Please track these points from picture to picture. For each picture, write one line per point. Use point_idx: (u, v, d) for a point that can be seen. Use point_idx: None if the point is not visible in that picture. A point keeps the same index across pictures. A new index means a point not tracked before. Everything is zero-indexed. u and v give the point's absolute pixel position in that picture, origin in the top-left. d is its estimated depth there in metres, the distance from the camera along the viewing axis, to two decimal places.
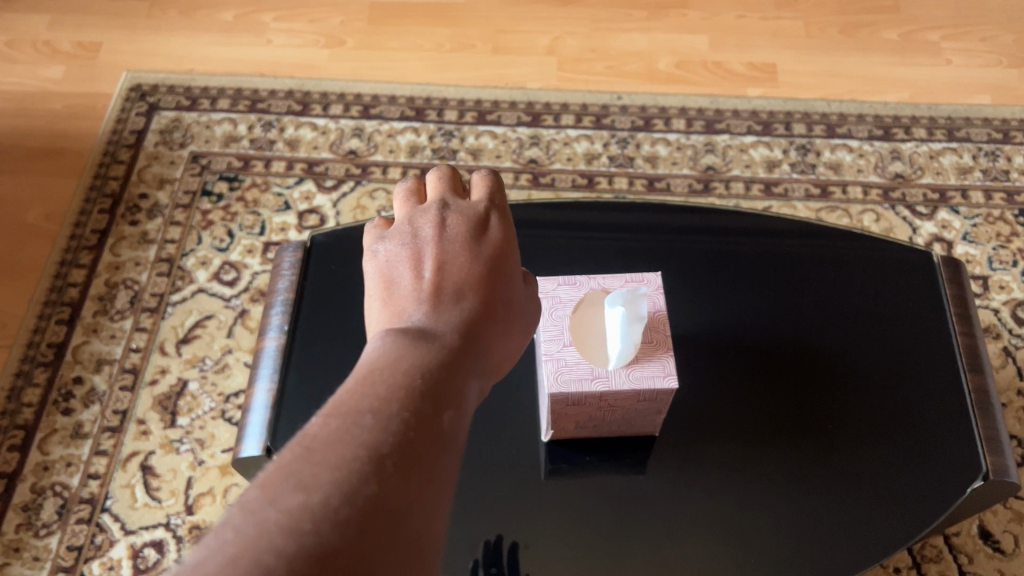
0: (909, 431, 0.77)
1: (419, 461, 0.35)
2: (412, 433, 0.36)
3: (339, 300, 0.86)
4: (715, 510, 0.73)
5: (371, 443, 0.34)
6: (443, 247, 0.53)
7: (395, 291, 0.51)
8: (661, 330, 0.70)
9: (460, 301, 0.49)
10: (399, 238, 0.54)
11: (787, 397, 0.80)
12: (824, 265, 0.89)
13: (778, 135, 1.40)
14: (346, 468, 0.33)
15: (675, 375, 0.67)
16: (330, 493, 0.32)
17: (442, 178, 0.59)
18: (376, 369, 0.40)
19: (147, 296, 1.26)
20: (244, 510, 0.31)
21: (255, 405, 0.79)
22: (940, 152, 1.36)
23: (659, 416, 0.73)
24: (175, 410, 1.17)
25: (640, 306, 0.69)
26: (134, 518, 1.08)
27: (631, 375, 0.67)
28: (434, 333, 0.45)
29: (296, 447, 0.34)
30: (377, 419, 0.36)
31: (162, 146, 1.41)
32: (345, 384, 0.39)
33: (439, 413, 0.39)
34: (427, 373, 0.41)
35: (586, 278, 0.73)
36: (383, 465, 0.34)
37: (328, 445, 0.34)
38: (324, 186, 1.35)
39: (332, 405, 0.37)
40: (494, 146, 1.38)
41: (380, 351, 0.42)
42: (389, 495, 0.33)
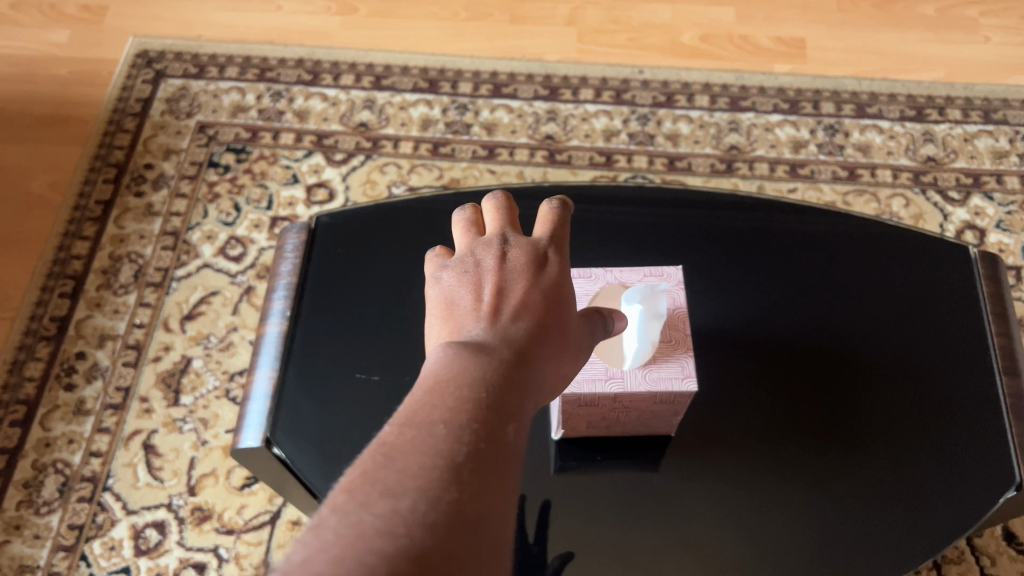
0: (941, 436, 0.73)
1: (491, 470, 0.34)
2: (482, 443, 0.35)
3: (344, 286, 0.83)
4: (739, 514, 0.70)
5: (446, 453, 0.34)
6: (504, 270, 0.50)
7: (455, 309, 0.48)
8: (680, 329, 0.66)
9: (516, 321, 0.47)
10: (462, 266, 0.51)
11: (812, 397, 0.76)
12: (856, 257, 0.84)
13: (805, 114, 1.34)
14: (428, 475, 0.32)
15: (694, 376, 0.63)
16: (417, 499, 0.31)
17: (500, 209, 0.55)
18: (441, 380, 0.39)
19: (151, 271, 1.23)
20: (338, 512, 0.30)
21: (256, 395, 0.76)
22: (975, 135, 1.31)
23: (676, 417, 0.69)
24: (179, 388, 1.14)
25: (658, 302, 0.66)
26: (136, 498, 1.07)
27: (648, 376, 0.63)
28: (493, 347, 0.43)
29: (375, 457, 0.33)
30: (450, 428, 0.35)
31: (168, 115, 1.37)
32: (412, 396, 0.38)
33: (503, 424, 0.38)
34: (489, 388, 0.39)
35: (601, 271, 0.69)
36: (460, 473, 0.33)
37: (408, 453, 0.33)
38: (333, 159, 1.31)
39: (405, 415, 0.36)
40: (509, 121, 1.33)
41: (440, 364, 0.41)
42: (468, 501, 0.32)
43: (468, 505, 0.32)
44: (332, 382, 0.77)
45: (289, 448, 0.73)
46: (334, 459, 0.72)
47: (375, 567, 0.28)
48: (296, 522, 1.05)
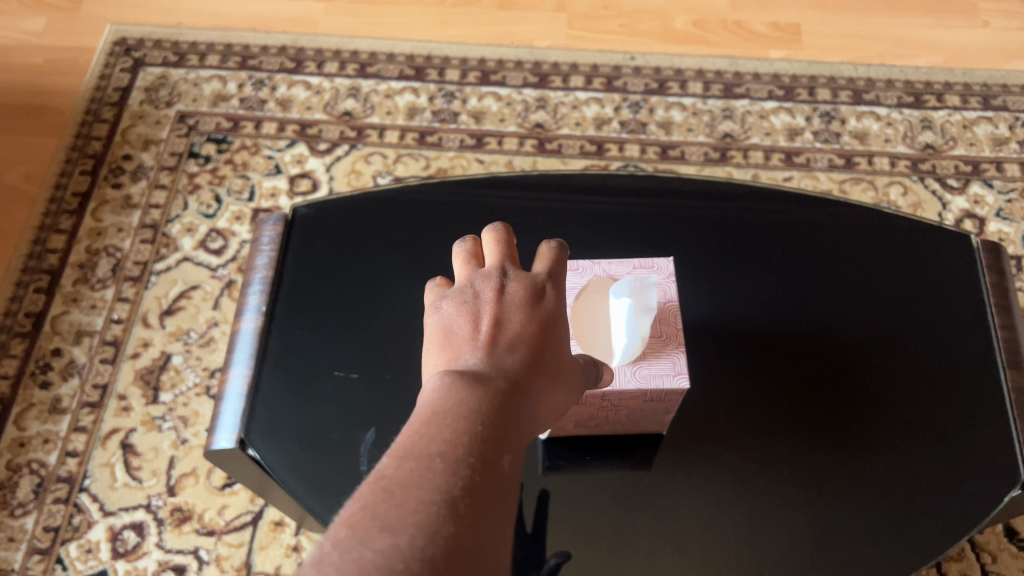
0: (943, 433, 0.70)
1: (488, 505, 0.35)
2: (478, 477, 0.35)
3: (323, 280, 0.80)
4: (733, 513, 0.67)
5: (444, 487, 0.34)
6: (502, 302, 0.49)
7: (451, 340, 0.48)
8: (672, 324, 0.63)
9: (511, 353, 0.46)
10: (461, 297, 0.50)
11: (808, 394, 0.73)
12: (853, 247, 0.81)
13: (801, 101, 1.31)
14: (426, 508, 0.32)
15: (687, 373, 0.60)
16: (415, 533, 0.31)
17: (499, 242, 0.53)
18: (438, 413, 0.39)
19: (130, 265, 1.20)
20: (338, 548, 0.30)
21: (229, 394, 0.73)
22: (975, 121, 1.28)
23: (667, 415, 0.66)
24: (158, 385, 1.11)
25: (649, 295, 0.63)
26: (114, 499, 1.04)
27: (639, 373, 0.60)
28: (489, 380, 0.43)
29: (374, 491, 0.34)
30: (446, 462, 0.35)
31: (147, 105, 1.33)
32: (410, 429, 0.38)
33: (498, 456, 0.38)
34: (485, 420, 0.39)
35: (590, 263, 0.67)
36: (457, 507, 0.33)
37: (407, 485, 0.34)
38: (317, 149, 1.27)
39: (403, 448, 0.37)
40: (498, 109, 1.30)
41: (439, 395, 0.41)
42: (466, 536, 0.32)
43: (466, 540, 0.32)
44: (310, 380, 0.73)
45: (264, 448, 0.70)
46: (311, 459, 0.70)
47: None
48: (278, 523, 1.02)
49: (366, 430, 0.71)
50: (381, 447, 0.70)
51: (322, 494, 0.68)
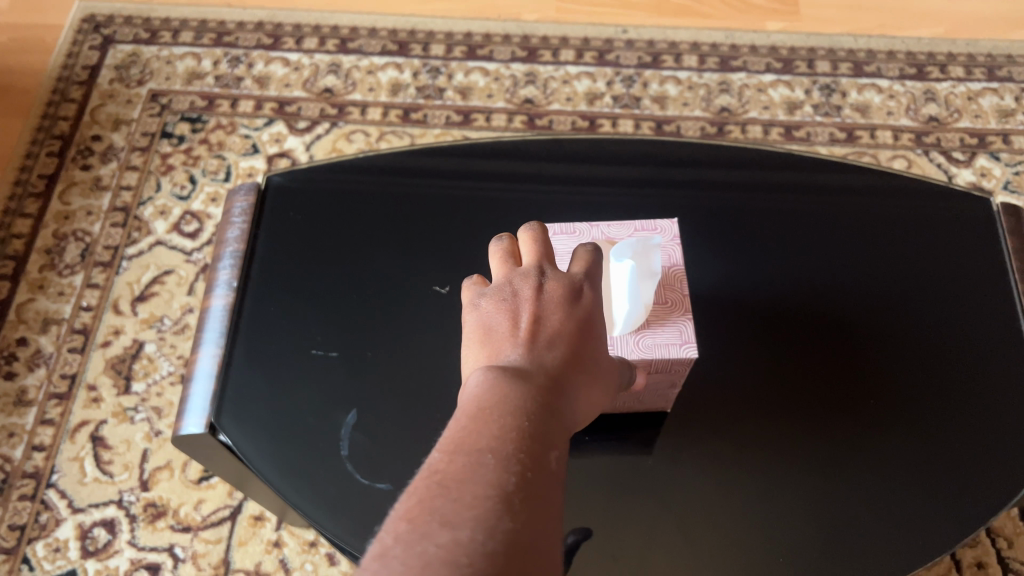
0: (967, 405, 0.66)
1: (542, 499, 0.33)
2: (530, 471, 0.34)
3: (298, 254, 0.74)
4: (745, 496, 0.62)
5: (497, 483, 0.33)
6: (543, 298, 0.47)
7: (491, 336, 0.45)
8: (677, 290, 0.58)
9: (554, 347, 0.44)
10: (501, 292, 0.48)
11: (823, 371, 0.68)
12: (866, 213, 0.77)
13: (800, 73, 1.26)
14: (484, 503, 0.31)
15: (695, 342, 0.56)
16: (475, 528, 0.30)
17: (536, 238, 0.51)
18: (485, 407, 0.38)
19: (100, 249, 1.14)
20: (398, 545, 0.29)
21: (199, 375, 0.67)
22: (979, 93, 1.23)
23: (672, 390, 0.61)
24: (130, 375, 1.05)
25: (652, 259, 0.58)
26: (83, 495, 0.98)
27: (641, 343, 0.55)
28: (528, 373, 0.41)
29: (429, 486, 0.33)
30: (498, 457, 0.34)
31: (117, 83, 1.27)
32: (457, 423, 0.37)
33: (546, 449, 0.36)
34: (532, 414, 0.38)
35: (587, 227, 0.62)
36: (512, 502, 0.32)
37: (462, 481, 0.32)
38: (296, 128, 1.22)
39: (454, 443, 0.35)
40: (485, 85, 1.25)
41: (483, 390, 0.39)
42: (523, 531, 0.31)
43: (524, 534, 0.31)
44: (285, 359, 0.68)
45: (236, 433, 0.64)
46: (285, 442, 0.64)
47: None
48: (258, 518, 0.96)
49: (347, 413, 0.65)
50: (363, 431, 0.64)
51: (298, 482, 0.62)
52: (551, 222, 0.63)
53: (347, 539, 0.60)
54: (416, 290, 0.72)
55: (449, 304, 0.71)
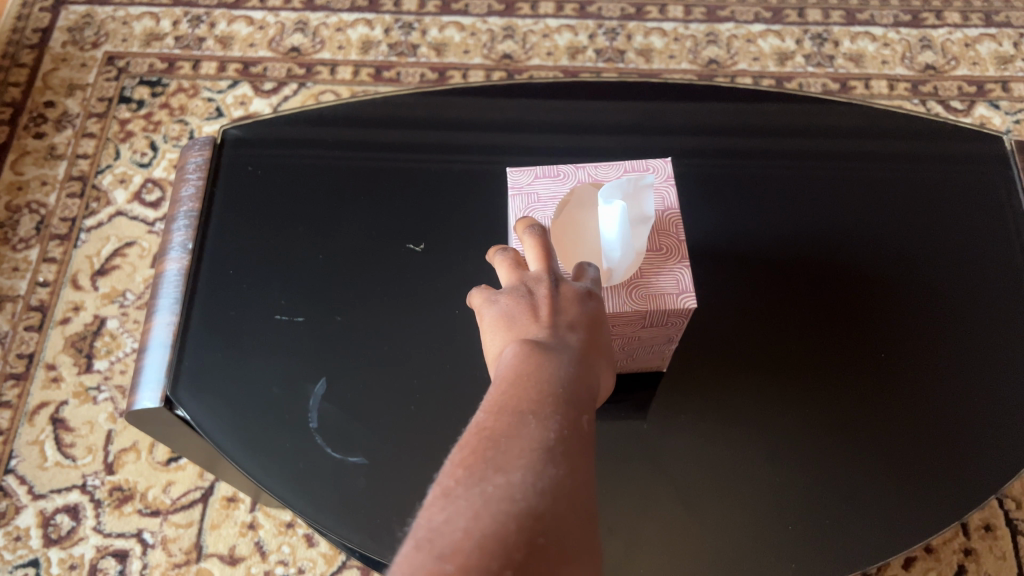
0: (979, 364, 0.61)
1: (583, 455, 0.31)
2: (570, 430, 0.32)
3: (259, 212, 0.69)
4: (751, 460, 0.57)
5: (541, 437, 0.31)
6: (561, 292, 0.42)
7: (512, 325, 0.41)
8: (672, 236, 0.53)
9: (575, 332, 0.40)
10: (514, 292, 0.43)
11: (831, 327, 0.63)
12: (865, 167, 0.72)
13: (790, 23, 1.21)
14: (532, 453, 0.30)
15: (693, 292, 0.51)
16: (527, 474, 0.28)
17: (543, 241, 0.46)
18: (521, 374, 0.35)
19: (56, 221, 1.07)
20: (449, 494, 0.28)
21: (153, 344, 0.62)
22: (977, 40, 1.18)
23: (668, 346, 0.56)
24: (91, 353, 0.99)
25: (644, 201, 0.52)
26: (44, 480, 0.93)
27: (634, 294, 0.50)
28: (548, 354, 0.37)
29: (476, 438, 0.30)
30: (540, 413, 0.32)
31: (71, 46, 1.20)
32: (491, 390, 0.34)
33: (581, 411, 0.34)
34: (565, 382, 0.35)
35: (572, 169, 0.57)
36: (557, 454, 0.30)
37: (510, 432, 0.30)
38: (262, 89, 1.15)
39: (495, 403, 0.33)
40: (461, 40, 1.18)
41: (513, 367, 0.35)
42: (570, 479, 0.29)
43: (571, 483, 0.29)
44: (248, 326, 0.63)
45: (194, 408, 0.59)
46: (249, 417, 0.59)
47: (507, 526, 0.26)
48: (230, 500, 0.91)
49: (316, 382, 0.60)
50: (333, 401, 0.59)
51: (263, 458, 0.57)
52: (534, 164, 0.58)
53: (320, 520, 0.55)
54: (389, 249, 0.67)
55: (426, 262, 0.66)
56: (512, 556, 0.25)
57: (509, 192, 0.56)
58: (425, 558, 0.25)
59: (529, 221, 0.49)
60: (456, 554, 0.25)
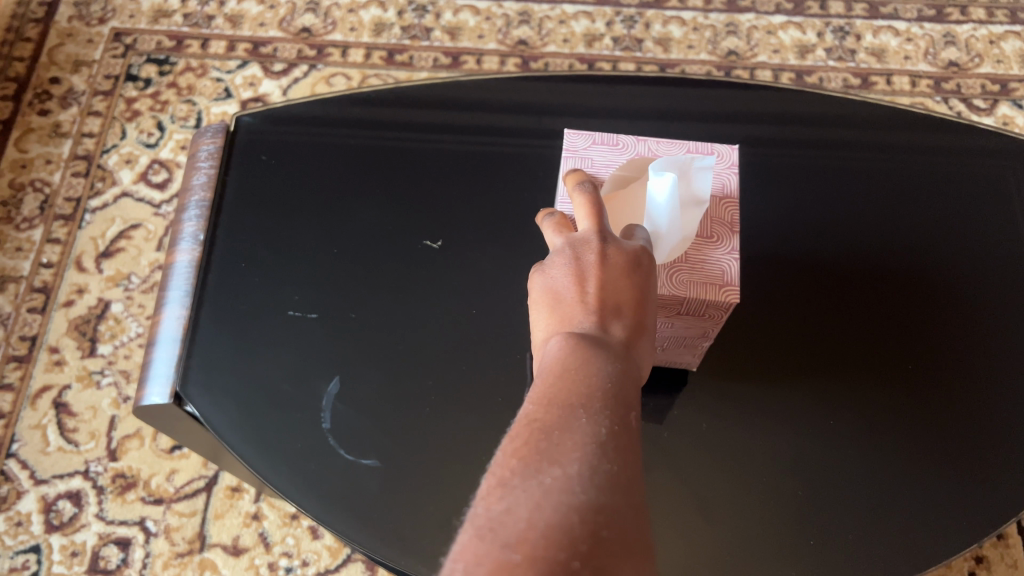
0: (1011, 376, 0.60)
1: (635, 449, 0.32)
2: (620, 426, 0.33)
3: (271, 203, 0.67)
4: (773, 468, 0.56)
5: (593, 433, 0.32)
6: (614, 265, 0.41)
7: (558, 303, 0.41)
8: (725, 225, 0.51)
9: (622, 319, 0.40)
10: (561, 259, 0.42)
11: (855, 329, 0.62)
12: (897, 166, 0.70)
13: (812, 15, 1.18)
14: (586, 447, 0.31)
15: (737, 285, 0.49)
16: (583, 465, 0.30)
17: (593, 199, 0.43)
18: (568, 367, 0.35)
19: (61, 201, 1.05)
20: (507, 486, 0.29)
21: (162, 338, 0.60)
22: (1002, 37, 1.16)
23: (703, 342, 0.55)
24: (95, 336, 0.98)
25: (697, 181, 0.50)
26: (46, 465, 0.91)
27: (675, 278, 0.48)
28: (595, 349, 0.37)
29: (528, 430, 0.32)
30: (591, 407, 0.33)
31: (76, 20, 1.17)
32: (538, 384, 0.35)
33: (631, 404, 0.35)
34: (611, 377, 0.35)
35: (632, 142, 0.55)
36: (609, 449, 0.31)
37: (561, 425, 0.32)
38: (272, 71, 1.13)
39: (545, 395, 0.34)
40: (476, 24, 1.16)
41: (558, 362, 0.36)
42: (624, 472, 0.30)
43: (625, 478, 0.30)
44: (260, 319, 0.61)
45: (204, 404, 0.58)
46: (262, 414, 0.57)
47: (569, 517, 0.28)
48: (235, 489, 0.90)
49: (329, 382, 0.58)
50: (346, 401, 0.58)
51: (274, 457, 0.56)
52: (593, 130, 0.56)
53: (331, 520, 0.54)
54: (404, 243, 0.65)
55: (443, 259, 0.64)
56: (577, 546, 0.27)
57: (563, 153, 0.55)
58: (491, 546, 0.27)
59: (580, 173, 0.49)
60: (522, 544, 0.27)
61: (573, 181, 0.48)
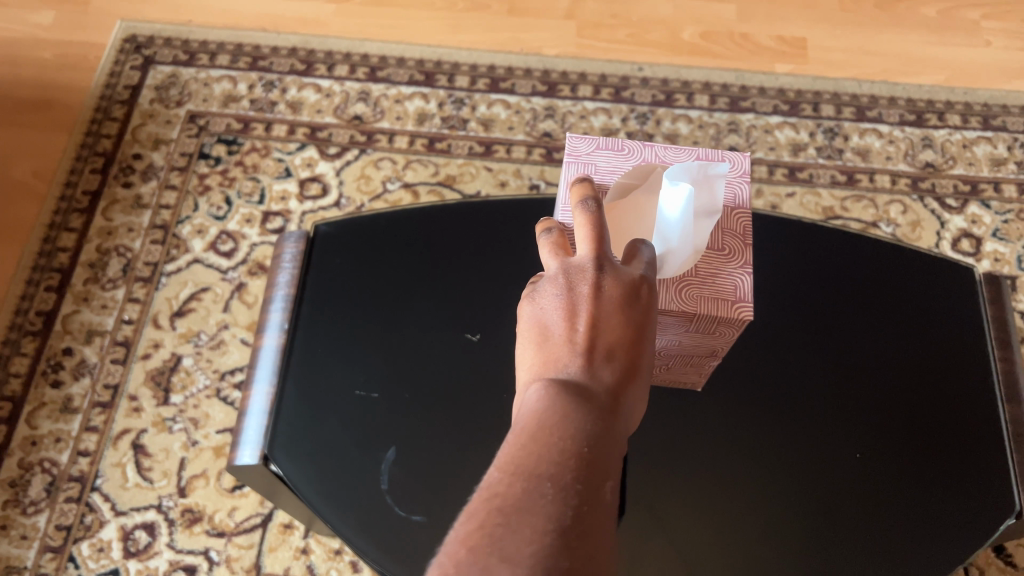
0: (942, 465, 0.72)
1: (593, 536, 0.37)
2: (585, 506, 0.38)
3: (340, 299, 0.81)
4: (742, 540, 0.68)
5: (557, 516, 0.37)
6: (601, 298, 0.49)
7: (551, 335, 0.49)
8: (735, 250, 0.62)
9: (608, 363, 0.47)
10: (556, 285, 0.50)
11: (813, 419, 0.74)
12: (860, 275, 0.82)
13: (805, 116, 1.33)
14: (542, 541, 0.36)
15: (746, 300, 0.60)
16: (534, 564, 0.35)
17: (594, 221, 0.51)
18: (544, 431, 0.42)
19: (141, 265, 1.21)
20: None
21: (252, 410, 0.75)
22: (974, 141, 1.30)
23: (712, 360, 0.68)
24: (169, 386, 1.13)
25: (707, 190, 0.62)
26: (125, 499, 1.06)
27: (685, 293, 0.60)
28: (579, 403, 0.44)
29: (491, 508, 0.37)
30: (556, 487, 0.38)
31: (157, 103, 1.34)
32: (518, 440, 0.42)
33: (601, 482, 0.40)
34: (584, 445, 0.41)
35: (630, 153, 0.68)
36: (569, 537, 0.36)
37: (520, 511, 0.37)
38: (327, 153, 1.29)
39: (513, 464, 0.40)
40: (507, 117, 1.31)
41: (543, 406, 0.44)
42: (576, 568, 0.35)
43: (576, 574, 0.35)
44: (330, 397, 0.75)
45: (287, 465, 0.72)
46: (333, 477, 0.72)
47: None
48: (287, 526, 1.04)
49: (387, 450, 0.73)
50: (401, 467, 0.72)
51: (342, 513, 0.70)
52: (597, 136, 0.69)
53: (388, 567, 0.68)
54: (449, 337, 0.79)
55: (481, 351, 0.78)
56: None
57: (569, 157, 0.67)
58: None
59: (586, 185, 0.54)
60: None
61: (575, 191, 0.53)
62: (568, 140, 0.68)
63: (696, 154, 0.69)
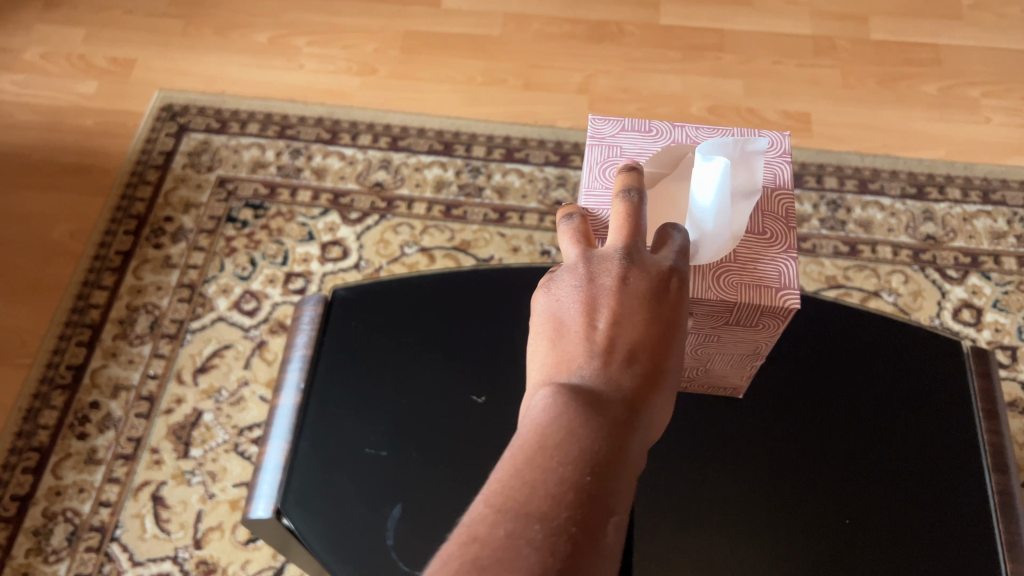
0: (929, 531, 0.74)
1: None
2: (576, 553, 0.38)
3: (353, 360, 0.85)
4: None
5: (542, 568, 0.36)
6: (623, 296, 0.50)
7: (568, 329, 0.50)
8: (775, 241, 0.64)
9: (629, 367, 0.48)
10: (577, 277, 0.52)
11: (804, 483, 0.77)
12: (853, 344, 0.85)
13: (808, 188, 1.38)
14: None
15: (790, 285, 0.60)
16: None
17: (631, 212, 0.53)
18: (546, 456, 0.41)
19: (167, 322, 1.26)
20: None
21: (267, 465, 0.79)
22: (974, 215, 1.34)
23: (755, 361, 0.73)
24: (189, 441, 1.17)
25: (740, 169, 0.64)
26: (143, 549, 1.09)
27: (727, 281, 0.61)
28: (592, 413, 0.44)
29: (473, 551, 0.37)
30: (545, 531, 0.38)
31: (189, 169, 1.42)
32: (516, 461, 0.41)
33: (603, 518, 0.40)
34: (591, 470, 0.41)
35: (653, 135, 0.70)
36: None
37: (500, 561, 0.36)
38: (348, 218, 1.35)
39: (502, 499, 0.39)
40: (520, 185, 1.37)
41: (553, 408, 0.44)
42: None
43: None
44: (342, 454, 0.79)
45: (298, 520, 0.76)
46: (343, 532, 0.75)
47: None
48: None
49: (394, 506, 0.76)
50: (406, 525, 0.75)
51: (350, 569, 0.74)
52: (622, 119, 0.71)
53: None
54: (456, 397, 0.82)
55: (487, 411, 0.81)
56: None
57: (592, 138, 0.70)
58: None
59: (634, 173, 0.55)
60: None
61: (618, 180, 0.55)
62: (592, 123, 0.71)
63: (726, 134, 0.70)
